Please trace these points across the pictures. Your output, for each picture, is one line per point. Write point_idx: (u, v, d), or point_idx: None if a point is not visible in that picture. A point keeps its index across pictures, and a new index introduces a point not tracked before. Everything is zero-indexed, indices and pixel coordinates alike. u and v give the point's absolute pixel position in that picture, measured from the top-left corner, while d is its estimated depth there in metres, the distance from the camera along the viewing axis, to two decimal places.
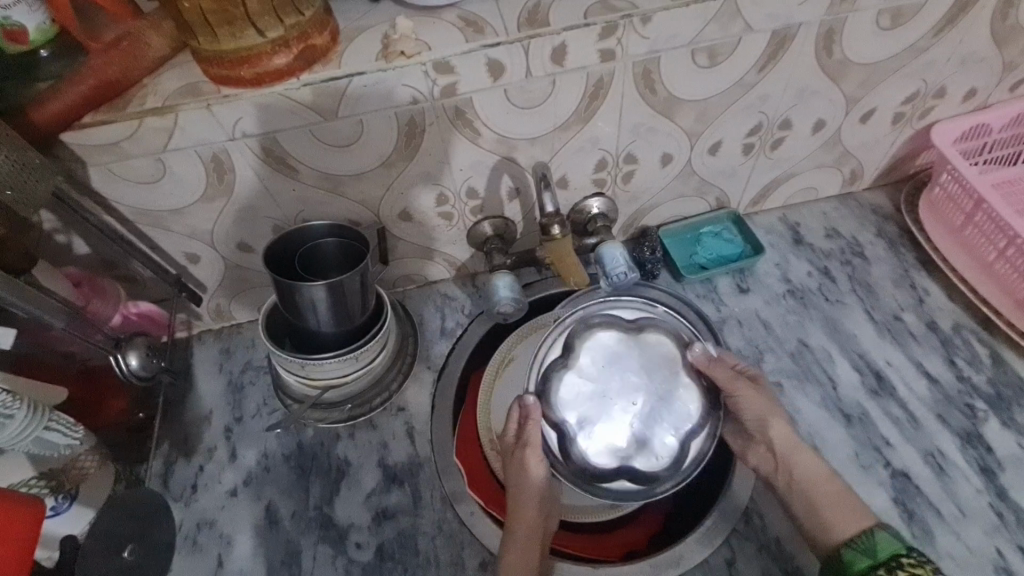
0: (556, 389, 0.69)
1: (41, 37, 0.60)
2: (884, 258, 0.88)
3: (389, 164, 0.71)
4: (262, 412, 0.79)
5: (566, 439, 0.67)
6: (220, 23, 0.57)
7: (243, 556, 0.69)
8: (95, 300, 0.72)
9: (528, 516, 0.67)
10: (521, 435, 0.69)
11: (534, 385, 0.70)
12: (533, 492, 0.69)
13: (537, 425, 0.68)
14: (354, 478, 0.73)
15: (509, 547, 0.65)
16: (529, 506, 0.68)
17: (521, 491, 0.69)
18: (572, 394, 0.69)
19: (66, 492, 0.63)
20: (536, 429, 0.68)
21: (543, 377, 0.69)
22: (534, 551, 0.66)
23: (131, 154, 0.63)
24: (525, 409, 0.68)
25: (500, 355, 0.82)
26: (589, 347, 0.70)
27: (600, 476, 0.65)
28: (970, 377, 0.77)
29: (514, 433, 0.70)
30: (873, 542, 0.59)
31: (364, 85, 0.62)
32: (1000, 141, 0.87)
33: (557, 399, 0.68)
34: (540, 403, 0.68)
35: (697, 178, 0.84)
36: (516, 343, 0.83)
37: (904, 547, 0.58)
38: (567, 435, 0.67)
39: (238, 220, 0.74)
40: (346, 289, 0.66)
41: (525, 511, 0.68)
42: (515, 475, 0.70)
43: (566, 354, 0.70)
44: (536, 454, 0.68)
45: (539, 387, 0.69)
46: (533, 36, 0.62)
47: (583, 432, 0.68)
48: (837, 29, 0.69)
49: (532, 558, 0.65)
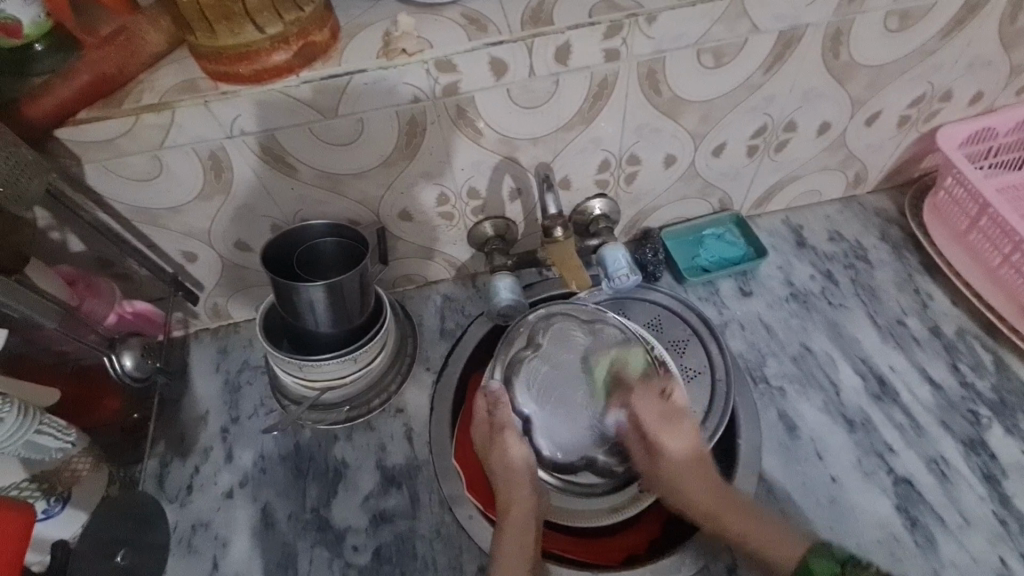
0: (520, 378, 0.74)
1: (35, 31, 0.58)
2: (887, 261, 0.87)
3: (390, 164, 0.70)
4: (259, 412, 0.78)
5: (530, 430, 0.75)
6: (219, 19, 0.56)
7: (238, 558, 0.68)
8: (89, 299, 0.71)
9: (522, 503, 0.68)
10: (494, 420, 0.72)
11: (498, 372, 0.75)
12: (522, 478, 0.70)
13: (506, 408, 0.72)
14: (350, 481, 0.72)
15: (499, 541, 0.65)
16: (520, 492, 0.69)
17: (509, 477, 0.70)
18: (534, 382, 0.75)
19: (58, 496, 0.63)
20: (506, 410, 0.72)
21: (508, 365, 0.75)
22: (529, 540, 0.65)
23: (129, 152, 0.62)
24: (492, 395, 0.73)
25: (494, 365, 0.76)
26: (551, 339, 0.75)
27: (564, 468, 0.75)
28: (974, 383, 0.76)
29: (488, 418, 0.73)
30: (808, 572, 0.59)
31: (365, 82, 0.61)
32: (1006, 145, 0.86)
33: (520, 389, 0.74)
34: (505, 388, 0.74)
35: (700, 179, 0.83)
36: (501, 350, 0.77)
37: (838, 563, 0.59)
38: (531, 425, 0.75)
39: (237, 218, 0.73)
40: (346, 290, 0.65)
41: (517, 501, 0.68)
42: (501, 461, 0.71)
43: (530, 345, 0.75)
44: (515, 434, 0.71)
45: (505, 372, 0.75)
46: (537, 34, 0.61)
47: (544, 427, 0.75)
48: (845, 30, 0.69)
49: (526, 548, 0.64)
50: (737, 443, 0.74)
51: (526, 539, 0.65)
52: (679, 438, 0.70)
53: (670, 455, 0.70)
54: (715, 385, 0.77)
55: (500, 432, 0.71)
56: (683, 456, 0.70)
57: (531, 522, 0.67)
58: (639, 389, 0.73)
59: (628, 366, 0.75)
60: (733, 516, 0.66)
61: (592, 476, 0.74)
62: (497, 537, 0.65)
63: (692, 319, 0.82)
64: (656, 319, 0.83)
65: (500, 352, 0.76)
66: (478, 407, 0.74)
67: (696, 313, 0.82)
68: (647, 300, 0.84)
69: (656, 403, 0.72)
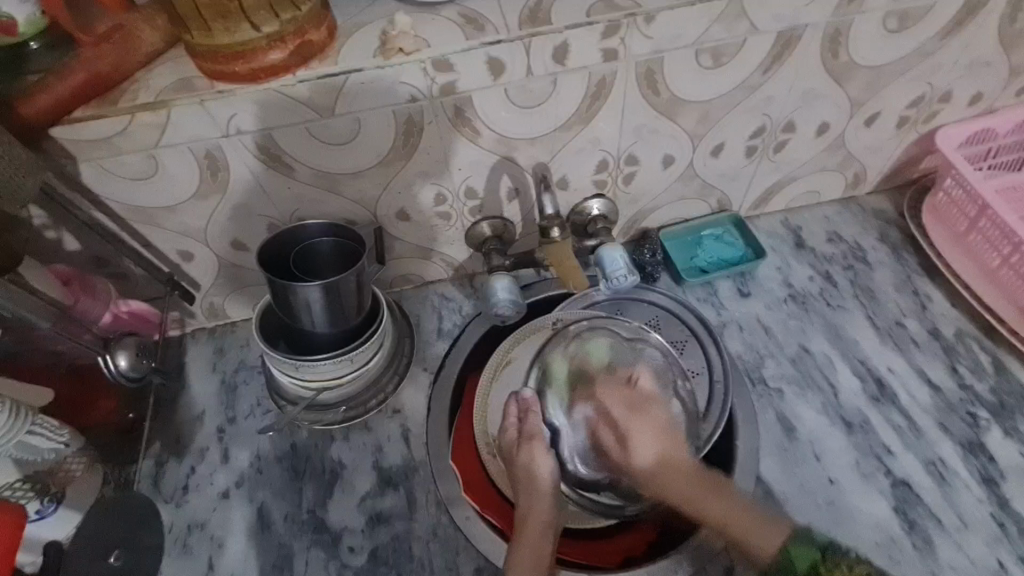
0: (553, 390, 0.77)
1: (31, 29, 0.59)
2: (885, 263, 0.87)
3: (387, 163, 0.69)
4: (256, 413, 0.78)
5: (557, 441, 0.75)
6: (215, 17, 0.56)
7: (234, 559, 0.68)
8: (84, 299, 0.70)
9: (540, 515, 0.67)
10: (522, 429, 0.73)
11: (532, 382, 0.78)
12: (543, 491, 0.69)
13: (535, 419, 0.73)
14: (347, 481, 0.72)
15: (514, 554, 0.64)
16: (540, 504, 0.68)
17: (530, 488, 0.69)
18: (563, 394, 0.77)
19: (52, 496, 0.63)
20: (535, 419, 0.73)
21: (542, 375, 0.78)
22: (546, 553, 0.65)
23: (124, 150, 0.62)
24: (523, 403, 0.75)
25: (499, 355, 0.79)
26: (586, 352, 0.77)
27: (587, 484, 0.75)
28: (973, 385, 0.76)
29: (517, 428, 0.73)
30: (788, 559, 0.57)
31: (362, 81, 0.61)
32: (1005, 146, 0.86)
33: (552, 399, 0.77)
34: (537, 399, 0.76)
35: (699, 180, 0.82)
36: (514, 345, 0.80)
37: (818, 551, 0.57)
38: (559, 436, 0.76)
39: (233, 217, 0.72)
40: (343, 290, 0.65)
41: (536, 511, 0.68)
42: (522, 469, 0.70)
43: (568, 357, 0.77)
44: (542, 447, 0.71)
45: (538, 384, 0.78)
46: (534, 34, 0.61)
47: (572, 442, 0.76)
48: (844, 30, 0.68)
49: (543, 558, 0.64)
50: (735, 445, 0.73)
51: (543, 552, 0.64)
52: (645, 423, 0.71)
53: (641, 440, 0.71)
54: (713, 386, 0.76)
55: (527, 442, 0.71)
56: (652, 442, 0.70)
57: (549, 535, 0.66)
58: (604, 378, 0.76)
59: (590, 359, 0.77)
60: (709, 499, 0.65)
61: (611, 496, 0.75)
62: (511, 548, 0.64)
63: (690, 320, 0.82)
64: (654, 320, 0.83)
65: (539, 359, 0.79)
66: (508, 416, 0.74)
67: (694, 314, 0.82)
68: (646, 301, 0.84)
69: (623, 393, 0.74)
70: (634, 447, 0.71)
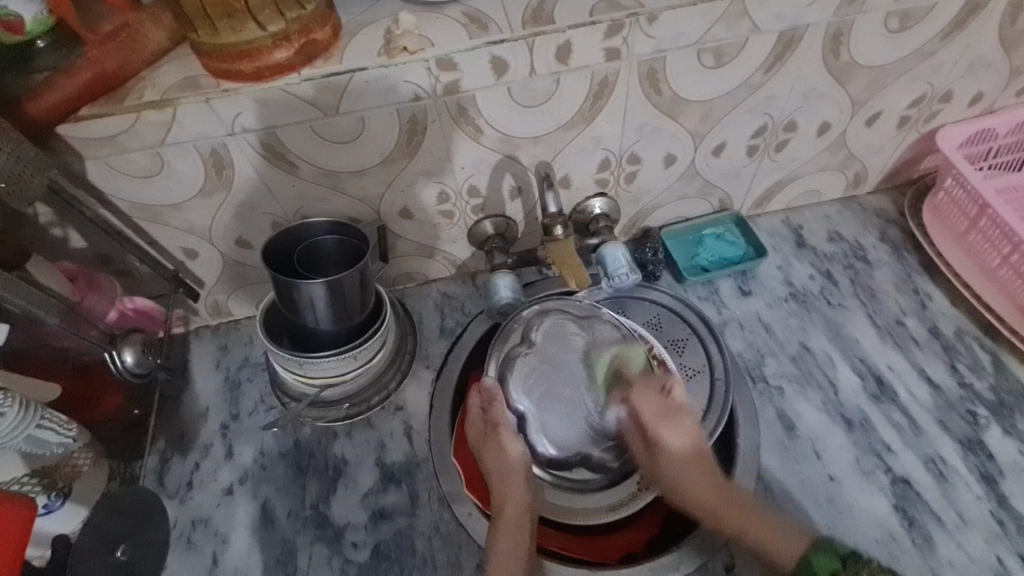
0: (515, 375, 0.74)
1: (38, 28, 0.59)
2: (886, 262, 0.87)
3: (390, 161, 0.70)
4: (259, 410, 0.78)
5: (524, 426, 0.74)
6: (221, 16, 0.57)
7: (238, 554, 0.68)
8: (90, 295, 0.71)
9: (515, 501, 0.68)
10: (489, 416, 0.72)
11: (493, 369, 0.75)
12: (517, 476, 0.70)
13: (500, 407, 0.72)
14: (350, 477, 0.73)
15: (492, 541, 0.65)
16: (516, 489, 0.69)
17: (504, 474, 0.70)
18: (530, 382, 0.74)
19: (59, 491, 0.63)
20: (499, 409, 0.72)
21: (502, 361, 0.75)
22: (522, 538, 0.65)
23: (130, 149, 0.63)
24: (487, 393, 0.73)
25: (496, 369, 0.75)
26: (548, 337, 0.75)
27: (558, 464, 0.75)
28: (973, 383, 0.76)
29: (483, 416, 0.73)
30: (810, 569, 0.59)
31: (366, 80, 0.61)
32: (1006, 146, 0.86)
33: (515, 386, 0.74)
34: (499, 386, 0.74)
35: (700, 179, 0.83)
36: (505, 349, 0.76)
37: (839, 560, 0.59)
38: (526, 421, 0.74)
39: (238, 215, 0.73)
40: (347, 287, 0.65)
41: (512, 498, 0.68)
42: (495, 458, 0.70)
43: (524, 342, 0.76)
44: (510, 433, 0.71)
45: (500, 368, 0.75)
46: (538, 33, 0.62)
47: (541, 425, 0.75)
48: (845, 31, 0.69)
49: (521, 544, 0.64)
50: (736, 442, 0.74)
51: (522, 537, 0.65)
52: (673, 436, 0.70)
53: (670, 453, 0.69)
54: (713, 384, 0.77)
55: (494, 431, 0.71)
56: (683, 455, 0.69)
57: (526, 521, 0.67)
58: (641, 381, 0.73)
59: (628, 362, 0.74)
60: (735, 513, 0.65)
61: (586, 472, 0.75)
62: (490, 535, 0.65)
63: (691, 319, 0.82)
64: (656, 318, 0.83)
65: (496, 344, 0.76)
66: (472, 403, 0.74)
67: (695, 312, 0.83)
68: (647, 299, 0.85)
69: (657, 398, 0.72)
70: (662, 457, 0.70)
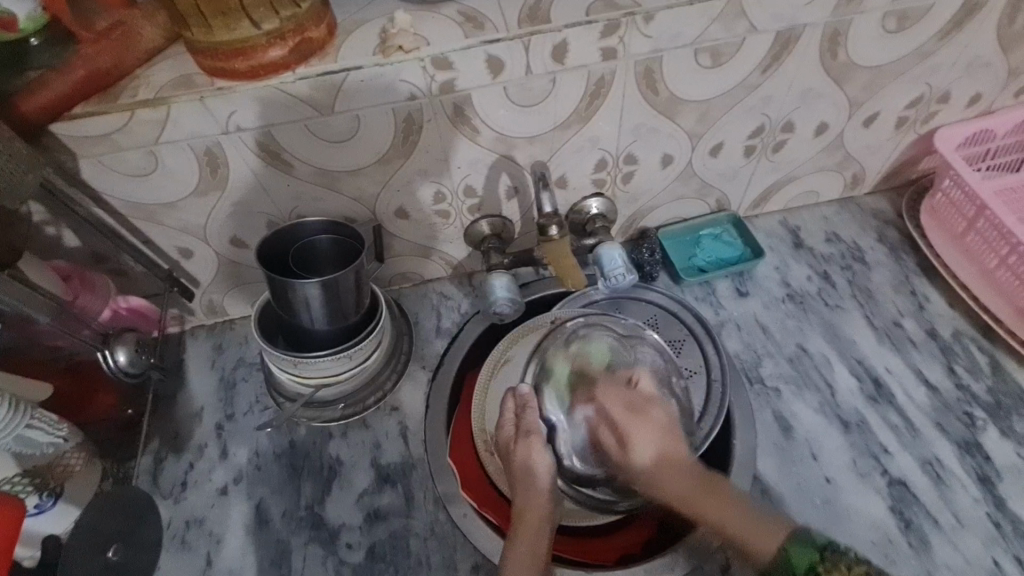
0: (551, 387, 0.74)
1: (32, 25, 0.59)
2: (884, 263, 0.87)
3: (385, 161, 0.70)
4: (254, 410, 0.78)
5: (553, 437, 0.73)
6: (215, 14, 0.56)
7: (232, 555, 0.68)
8: (84, 294, 0.71)
9: (539, 512, 0.67)
10: (520, 424, 0.71)
11: (529, 378, 0.76)
12: (542, 488, 0.68)
13: (533, 413, 0.72)
14: (345, 478, 0.72)
15: (509, 551, 0.64)
16: (539, 501, 0.67)
17: (528, 483, 0.68)
18: (563, 393, 0.74)
19: (50, 491, 0.64)
20: (533, 415, 0.71)
21: (539, 371, 0.76)
22: (541, 550, 0.64)
23: (124, 147, 0.62)
24: (520, 398, 0.73)
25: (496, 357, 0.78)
26: (582, 347, 0.74)
27: (583, 479, 0.73)
28: (970, 385, 0.76)
29: (514, 423, 0.72)
30: (788, 563, 0.53)
31: (361, 79, 0.61)
32: (1004, 147, 0.86)
33: (550, 397, 0.74)
34: (533, 395, 0.74)
35: (698, 179, 0.83)
36: (510, 346, 0.79)
37: (818, 551, 0.51)
38: (555, 432, 0.73)
39: (233, 214, 0.73)
40: (341, 286, 0.65)
41: (532, 509, 0.67)
42: (521, 466, 0.69)
43: (562, 351, 0.75)
44: (539, 441, 0.69)
45: (535, 379, 0.76)
46: (534, 32, 0.61)
47: (570, 437, 0.73)
48: (842, 30, 0.69)
49: (540, 554, 0.64)
50: (733, 443, 0.73)
51: (540, 549, 0.64)
52: (643, 429, 0.68)
53: (641, 442, 0.67)
54: (710, 385, 0.76)
55: (524, 437, 0.70)
56: (652, 447, 0.67)
57: (546, 531, 0.66)
58: (604, 378, 0.73)
59: (590, 360, 0.74)
60: (711, 506, 0.62)
61: (608, 491, 0.72)
62: (508, 543, 0.64)
63: (688, 319, 0.82)
64: (652, 319, 0.83)
65: (534, 357, 0.77)
66: (505, 410, 0.74)
67: (692, 313, 0.83)
68: (644, 300, 0.84)
69: (622, 393, 0.71)
70: (634, 451, 0.67)
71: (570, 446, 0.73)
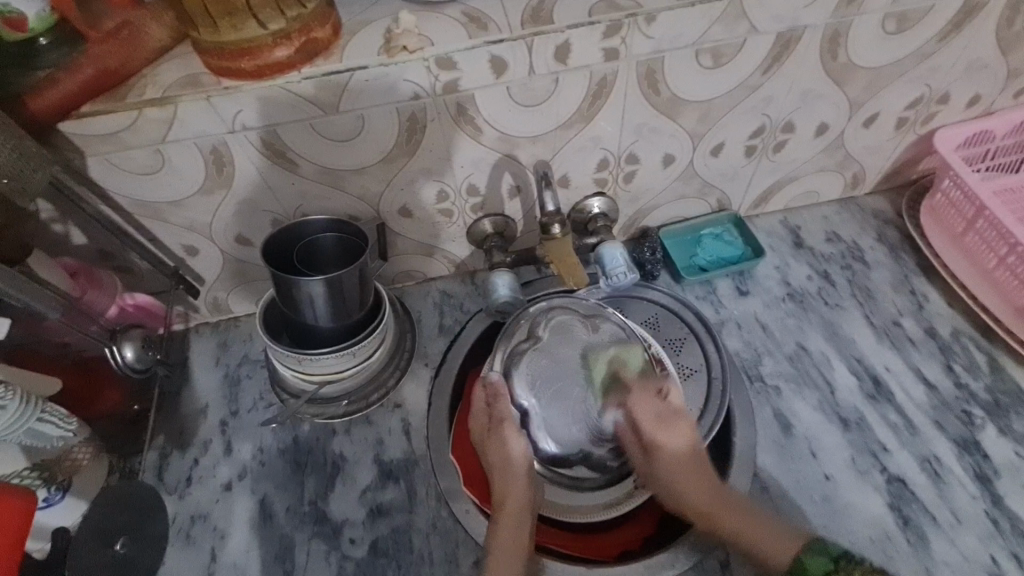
0: (520, 374, 0.74)
1: (40, 25, 0.59)
2: (883, 263, 0.87)
3: (390, 160, 0.70)
4: (259, 406, 0.79)
5: (526, 422, 0.73)
6: (222, 14, 0.58)
7: (237, 549, 0.68)
8: (91, 291, 0.71)
9: (518, 499, 0.68)
10: (492, 414, 0.72)
11: (498, 365, 0.75)
12: (519, 477, 0.70)
13: (505, 403, 0.72)
14: (349, 474, 0.73)
15: (492, 538, 0.65)
16: (517, 488, 0.69)
17: (506, 470, 0.70)
18: (535, 377, 0.73)
19: (58, 485, 0.65)
20: (504, 404, 0.72)
21: (509, 357, 0.75)
22: (523, 538, 0.65)
23: (132, 146, 0.63)
24: (491, 387, 0.73)
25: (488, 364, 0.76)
26: (552, 333, 0.74)
27: (559, 461, 0.75)
28: (969, 384, 0.76)
29: (486, 412, 0.73)
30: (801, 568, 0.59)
31: (366, 79, 0.62)
32: (1003, 148, 0.87)
33: (519, 381, 0.73)
34: (503, 381, 0.74)
35: (699, 179, 0.83)
36: (500, 348, 0.75)
37: (831, 559, 0.59)
38: (528, 417, 0.73)
39: (238, 213, 0.73)
40: (345, 284, 0.65)
41: (513, 497, 0.68)
42: (499, 455, 0.70)
43: (529, 338, 0.75)
44: (513, 428, 0.71)
45: (505, 364, 0.75)
46: (537, 33, 0.62)
47: (543, 421, 0.73)
48: (843, 32, 0.69)
49: (522, 540, 0.65)
50: (733, 441, 0.74)
51: (522, 536, 0.65)
52: (668, 441, 0.69)
53: (665, 454, 0.69)
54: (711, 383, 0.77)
55: (498, 428, 0.71)
56: (678, 460, 0.69)
57: (526, 519, 0.67)
58: (637, 387, 0.71)
59: (627, 365, 0.73)
60: (728, 514, 0.65)
61: (584, 469, 0.76)
62: (491, 530, 0.65)
63: (689, 318, 0.83)
64: (652, 318, 0.84)
65: (504, 342, 0.75)
66: (478, 399, 0.74)
67: (692, 312, 0.83)
68: (645, 298, 0.85)
69: (656, 404, 0.70)
70: (658, 461, 0.70)
71: (545, 428, 0.74)
